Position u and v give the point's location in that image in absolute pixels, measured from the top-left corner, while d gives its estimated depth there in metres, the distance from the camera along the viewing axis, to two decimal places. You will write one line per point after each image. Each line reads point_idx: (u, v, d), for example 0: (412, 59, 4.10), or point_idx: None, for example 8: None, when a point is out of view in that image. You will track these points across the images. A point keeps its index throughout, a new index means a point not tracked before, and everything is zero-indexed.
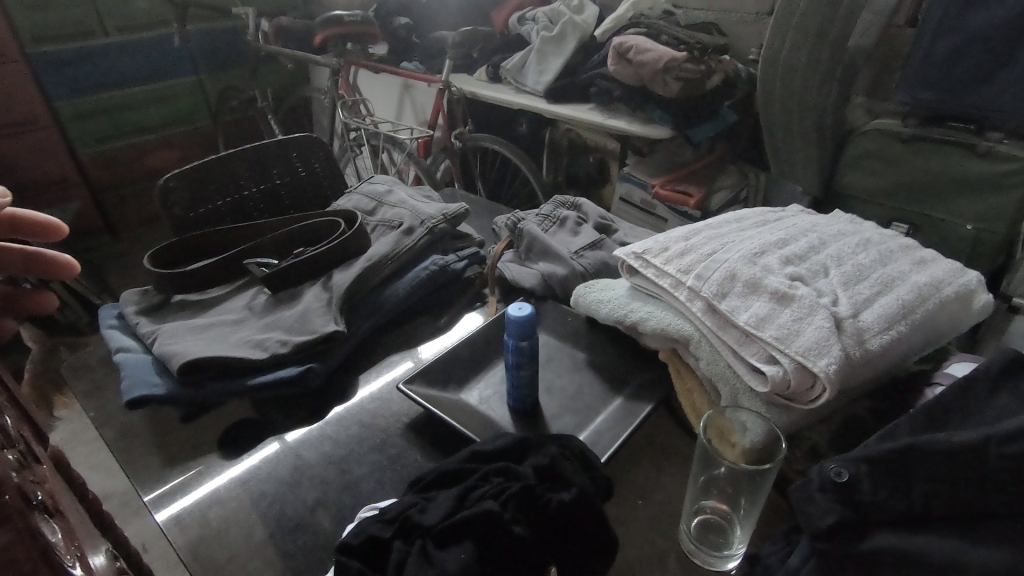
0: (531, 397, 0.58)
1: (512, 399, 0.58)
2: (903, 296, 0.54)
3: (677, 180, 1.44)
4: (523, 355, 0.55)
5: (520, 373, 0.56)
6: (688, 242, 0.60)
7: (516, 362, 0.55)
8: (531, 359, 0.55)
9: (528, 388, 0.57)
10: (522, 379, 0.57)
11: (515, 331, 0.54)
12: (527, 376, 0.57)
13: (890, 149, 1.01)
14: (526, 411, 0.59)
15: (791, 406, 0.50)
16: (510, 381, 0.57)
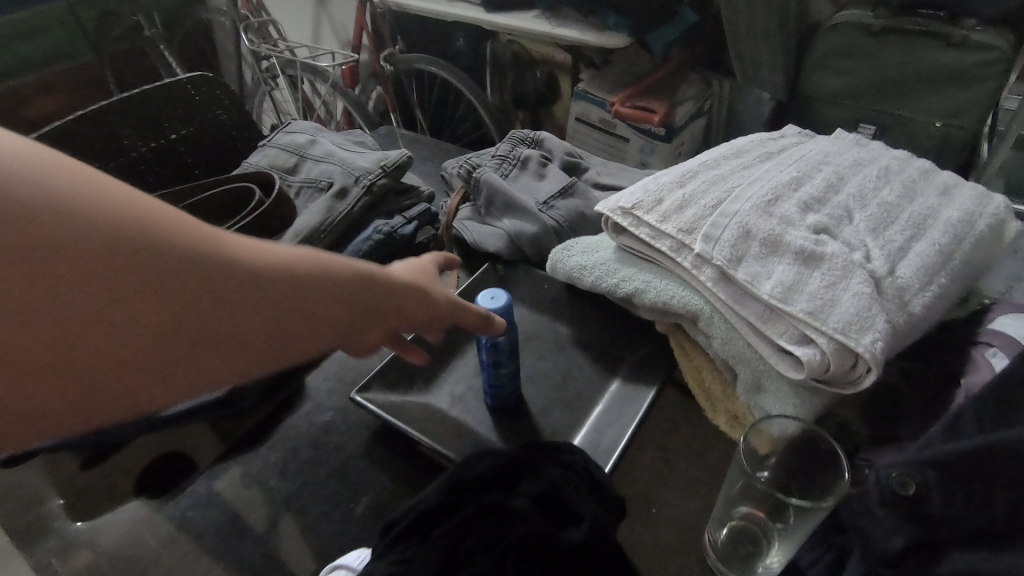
0: (513, 395, 0.49)
1: (489, 399, 0.49)
2: (939, 240, 0.46)
3: (638, 94, 1.30)
4: (497, 353, 0.45)
5: (496, 372, 0.47)
6: (686, 191, 0.49)
7: (490, 360, 0.46)
8: (507, 356, 0.46)
9: (509, 386, 0.48)
10: (500, 379, 0.47)
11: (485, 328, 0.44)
12: (504, 375, 0.47)
13: (860, 44, 0.96)
14: (509, 410, 0.50)
15: (825, 389, 0.42)
16: (484, 380, 0.48)
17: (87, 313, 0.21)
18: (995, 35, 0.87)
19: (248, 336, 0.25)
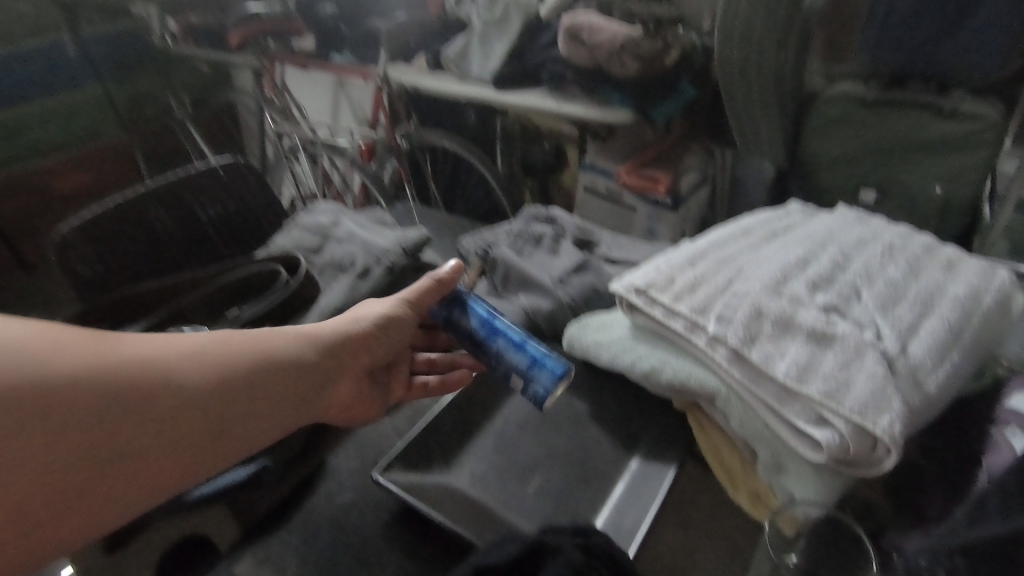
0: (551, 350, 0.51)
1: (537, 356, 0.49)
2: (948, 317, 0.47)
3: (642, 165, 1.35)
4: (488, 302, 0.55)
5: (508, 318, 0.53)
6: (696, 271, 0.51)
7: (490, 308, 0.54)
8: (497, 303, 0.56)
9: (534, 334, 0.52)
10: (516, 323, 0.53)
11: (459, 286, 0.56)
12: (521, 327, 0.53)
13: (855, 114, 1.07)
14: (563, 366, 0.49)
15: (846, 470, 0.42)
16: (511, 334, 0.51)
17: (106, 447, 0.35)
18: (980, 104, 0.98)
19: (225, 418, 0.41)
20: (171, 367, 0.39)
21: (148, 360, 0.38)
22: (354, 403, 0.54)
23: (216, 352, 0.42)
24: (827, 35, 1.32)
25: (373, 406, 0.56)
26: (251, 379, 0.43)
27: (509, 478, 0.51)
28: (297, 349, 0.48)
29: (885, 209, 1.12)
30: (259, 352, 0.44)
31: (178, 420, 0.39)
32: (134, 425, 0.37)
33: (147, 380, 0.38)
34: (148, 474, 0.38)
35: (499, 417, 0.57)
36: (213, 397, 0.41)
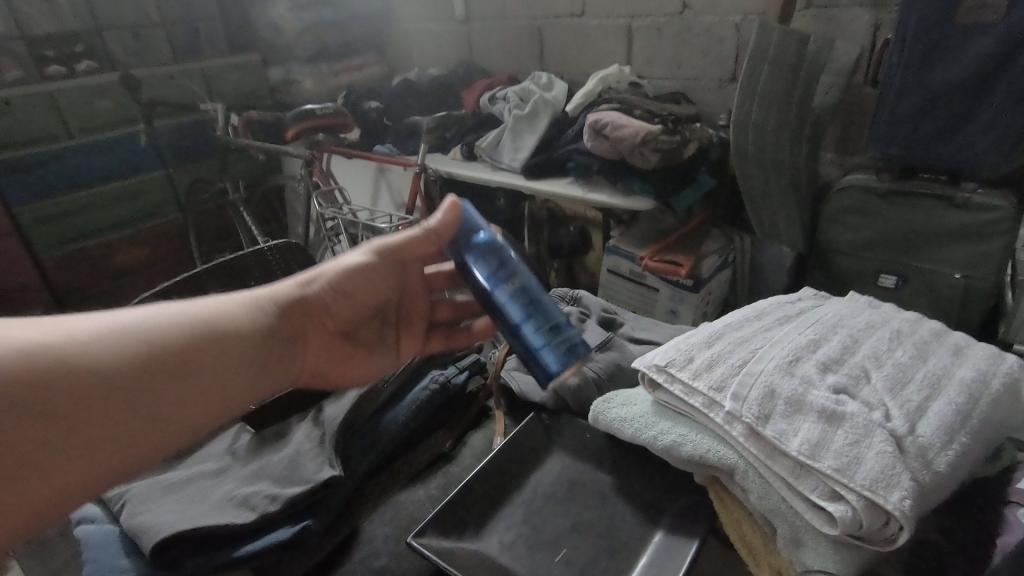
0: (557, 329, 0.51)
1: (536, 344, 0.51)
2: (955, 400, 0.50)
3: (664, 249, 1.41)
4: (491, 254, 0.51)
5: (509, 287, 0.51)
6: (713, 351, 0.55)
7: (492, 267, 0.51)
8: (505, 250, 0.52)
9: (539, 306, 0.51)
10: (518, 292, 0.51)
11: (459, 229, 0.52)
12: (527, 292, 0.51)
13: (869, 203, 1.14)
14: (565, 353, 0.51)
15: (862, 545, 0.44)
16: (511, 314, 0.51)
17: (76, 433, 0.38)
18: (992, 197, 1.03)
19: (167, 393, 0.42)
20: (119, 340, 0.41)
21: (68, 344, 0.38)
22: (326, 363, 0.56)
23: (139, 324, 0.42)
24: (839, 130, 1.40)
25: (361, 369, 0.60)
26: (209, 340, 0.45)
27: (536, 547, 0.54)
28: (237, 315, 0.48)
29: (907, 294, 1.15)
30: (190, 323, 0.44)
31: (115, 405, 0.40)
32: (66, 419, 0.38)
33: (73, 365, 0.38)
34: (98, 465, 0.39)
35: (528, 488, 0.60)
36: (148, 376, 0.41)
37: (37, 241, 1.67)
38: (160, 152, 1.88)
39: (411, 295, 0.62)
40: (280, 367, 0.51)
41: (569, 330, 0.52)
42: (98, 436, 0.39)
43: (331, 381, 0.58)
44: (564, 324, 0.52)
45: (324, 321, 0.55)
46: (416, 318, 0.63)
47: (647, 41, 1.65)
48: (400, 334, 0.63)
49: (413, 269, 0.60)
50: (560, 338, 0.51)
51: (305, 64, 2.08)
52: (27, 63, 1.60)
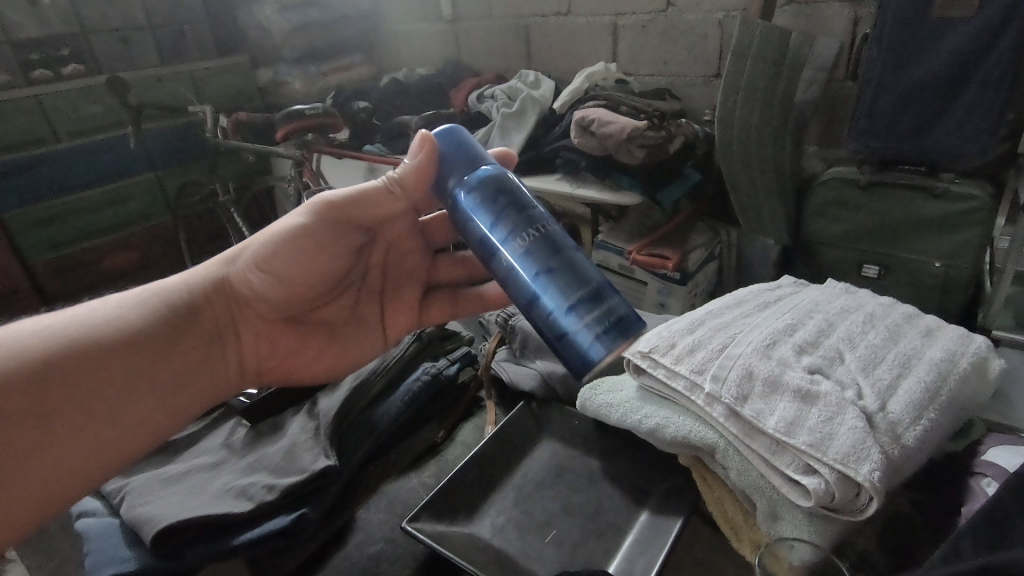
0: (586, 298, 0.45)
1: (558, 315, 0.45)
2: (924, 378, 0.52)
3: (652, 244, 1.44)
4: (491, 197, 0.47)
5: (519, 239, 0.46)
6: (695, 337, 0.57)
7: (496, 213, 0.46)
8: (510, 194, 0.47)
9: (559, 266, 0.45)
10: (530, 247, 0.45)
11: (440, 172, 0.50)
12: (544, 248, 0.46)
13: (850, 195, 1.16)
14: (598, 330, 0.44)
15: (835, 517, 0.46)
16: (525, 273, 0.46)
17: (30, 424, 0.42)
18: (970, 186, 1.05)
19: (110, 388, 0.46)
20: (43, 345, 0.44)
21: (14, 355, 0.43)
22: (273, 357, 0.60)
23: (75, 328, 0.46)
24: (821, 124, 1.42)
25: (324, 358, 0.63)
26: (135, 331, 0.49)
27: (527, 530, 0.55)
28: (159, 308, 0.51)
29: (889, 283, 1.18)
30: (124, 323, 0.48)
31: (75, 407, 0.44)
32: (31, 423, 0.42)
33: (25, 373, 0.43)
34: (77, 464, 0.44)
35: (519, 474, 0.62)
36: (98, 375, 0.46)
37: (26, 246, 1.64)
38: (149, 155, 1.88)
39: (399, 254, 0.66)
40: (214, 348, 0.54)
41: (604, 300, 0.45)
42: (63, 442, 0.44)
43: (287, 373, 0.62)
44: (596, 289, 0.45)
45: (258, 314, 0.58)
46: (407, 282, 0.67)
47: (632, 39, 1.67)
48: (383, 310, 0.66)
49: (403, 230, 0.64)
50: (590, 311, 0.44)
51: (294, 66, 2.09)
52: (15, 69, 1.59)
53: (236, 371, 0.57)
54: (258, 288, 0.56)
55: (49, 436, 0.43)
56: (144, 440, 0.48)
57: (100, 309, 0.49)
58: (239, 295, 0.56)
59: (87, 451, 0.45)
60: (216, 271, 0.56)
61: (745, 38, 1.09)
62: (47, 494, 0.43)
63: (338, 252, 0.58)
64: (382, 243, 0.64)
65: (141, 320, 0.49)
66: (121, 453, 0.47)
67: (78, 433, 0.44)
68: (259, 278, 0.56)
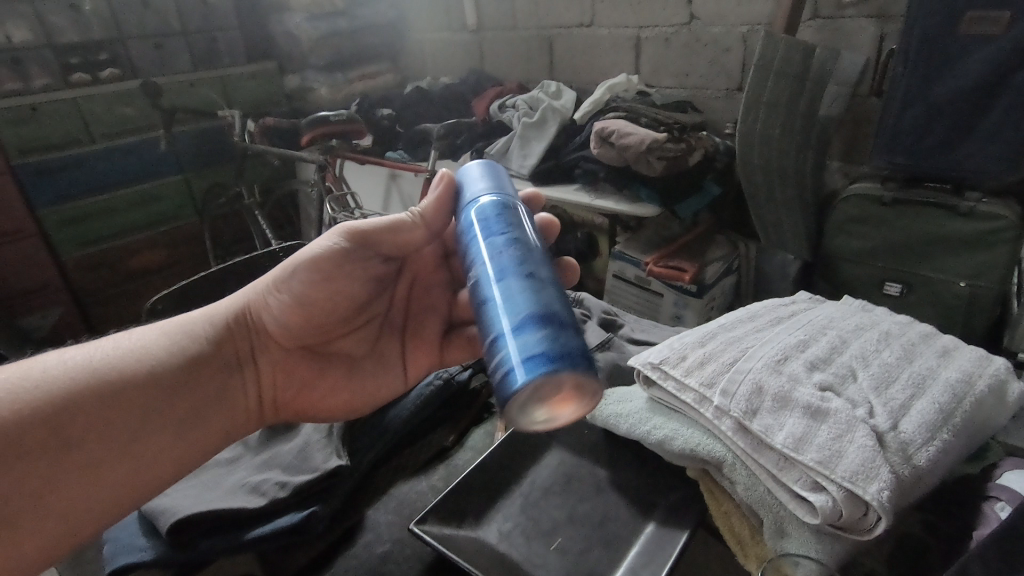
0: (536, 317, 0.38)
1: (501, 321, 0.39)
2: (939, 399, 0.51)
3: (669, 256, 1.43)
4: (487, 214, 0.47)
5: (493, 251, 0.44)
6: (706, 349, 0.57)
7: (483, 228, 0.46)
8: (508, 216, 0.47)
9: (521, 281, 0.41)
10: (503, 254, 0.43)
11: (457, 198, 0.53)
12: (520, 258, 0.43)
13: (873, 212, 1.15)
14: (534, 350, 0.36)
15: (843, 535, 0.46)
16: (484, 285, 0.42)
17: (59, 463, 0.43)
18: (997, 206, 1.03)
19: (135, 425, 0.47)
20: (69, 385, 0.45)
21: (44, 383, 0.44)
22: (288, 390, 0.60)
23: (104, 359, 0.48)
24: (844, 140, 1.41)
25: (336, 394, 0.63)
26: (157, 370, 0.49)
27: (533, 536, 0.56)
28: (178, 346, 0.52)
29: (911, 302, 1.16)
30: (151, 355, 0.50)
31: (94, 441, 0.45)
32: (51, 453, 0.43)
33: (51, 402, 0.44)
34: (94, 498, 0.44)
35: (527, 480, 0.62)
36: (119, 407, 0.46)
37: (58, 242, 1.72)
38: (179, 157, 1.94)
39: (421, 292, 0.70)
40: (233, 382, 0.55)
41: (557, 325, 0.37)
42: (92, 480, 0.44)
43: (301, 410, 0.62)
44: (555, 314, 0.38)
45: (278, 345, 0.60)
46: (428, 315, 0.69)
47: (655, 51, 1.68)
48: (404, 346, 0.68)
49: (429, 267, 0.70)
50: (534, 325, 0.37)
51: (320, 73, 2.13)
52: (54, 70, 1.65)
53: (253, 407, 0.57)
54: (277, 315, 0.59)
55: (78, 472, 0.44)
56: (169, 473, 0.48)
57: (131, 340, 0.51)
58: (259, 324, 0.59)
59: (98, 488, 0.44)
60: (239, 302, 0.59)
61: (768, 52, 1.09)
62: (60, 529, 0.43)
63: (357, 280, 0.61)
64: (406, 278, 0.69)
65: (167, 352, 0.51)
66: (131, 494, 0.46)
67: (93, 467, 0.44)
68: (278, 303, 0.58)
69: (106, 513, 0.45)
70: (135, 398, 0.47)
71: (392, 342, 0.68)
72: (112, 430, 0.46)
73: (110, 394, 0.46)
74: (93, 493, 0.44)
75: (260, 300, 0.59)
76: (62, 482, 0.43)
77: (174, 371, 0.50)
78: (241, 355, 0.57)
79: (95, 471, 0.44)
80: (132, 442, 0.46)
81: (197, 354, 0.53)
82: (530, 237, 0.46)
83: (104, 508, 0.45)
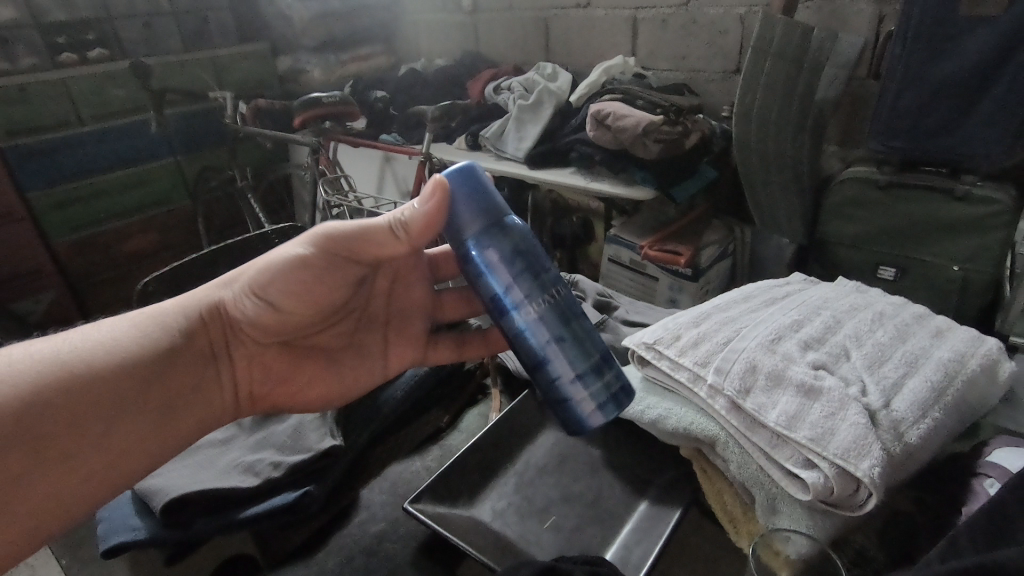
0: (590, 369, 0.49)
1: (563, 384, 0.49)
2: (930, 378, 0.52)
3: (664, 239, 1.43)
4: (508, 259, 0.47)
5: (533, 308, 0.48)
6: (701, 329, 0.57)
7: (511, 276, 0.47)
8: (525, 255, 0.48)
9: (569, 338, 0.49)
10: (547, 316, 0.48)
11: (450, 216, 0.48)
12: (563, 319, 0.49)
13: (869, 196, 1.15)
14: (601, 401, 0.49)
15: (834, 512, 0.47)
16: (535, 342, 0.48)
17: (29, 461, 0.42)
18: (992, 190, 1.03)
19: (106, 420, 0.45)
20: (35, 380, 0.43)
21: (9, 377, 0.42)
22: (266, 384, 0.59)
23: (72, 352, 0.46)
24: (841, 123, 1.40)
25: (315, 387, 0.61)
26: (130, 363, 0.47)
27: (527, 515, 0.56)
28: (153, 336, 0.50)
29: (906, 285, 1.16)
30: (121, 347, 0.48)
31: (65, 434, 0.44)
32: (21, 447, 0.41)
33: (19, 399, 0.42)
34: (63, 492, 0.44)
35: (521, 460, 0.62)
36: (90, 399, 0.45)
37: (49, 226, 1.69)
38: (170, 140, 1.92)
39: (402, 288, 0.67)
40: (209, 373, 0.53)
41: (605, 372, 0.50)
42: (63, 477, 0.44)
43: (276, 402, 0.60)
44: (599, 362, 0.50)
45: (251, 338, 0.56)
46: (413, 314, 0.67)
47: (651, 33, 1.66)
48: (384, 337, 0.66)
49: (409, 262, 0.66)
50: (600, 380, 0.49)
51: (313, 54, 2.12)
52: (41, 51, 1.61)
53: (230, 400, 0.55)
54: (250, 315, 0.55)
55: (46, 470, 0.43)
56: (141, 465, 0.48)
57: (100, 331, 0.48)
58: (232, 319, 0.55)
59: (77, 481, 0.44)
60: (213, 294, 0.56)
61: (766, 33, 1.07)
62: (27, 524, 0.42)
63: (336, 283, 0.57)
64: (386, 275, 0.65)
65: (139, 344, 0.49)
66: (104, 484, 0.46)
67: (73, 461, 0.44)
68: (253, 304, 0.55)
69: (80, 502, 0.45)
70: (106, 393, 0.46)
71: (374, 338, 0.65)
72: (83, 425, 0.44)
73: (79, 388, 0.45)
74: (62, 489, 0.44)
75: (233, 295, 0.55)
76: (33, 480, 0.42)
77: (148, 361, 0.49)
78: (219, 347, 0.55)
79: (66, 468, 0.44)
80: (102, 438, 0.45)
81: (174, 344, 0.51)
82: (549, 271, 0.49)
83: (78, 497, 0.45)
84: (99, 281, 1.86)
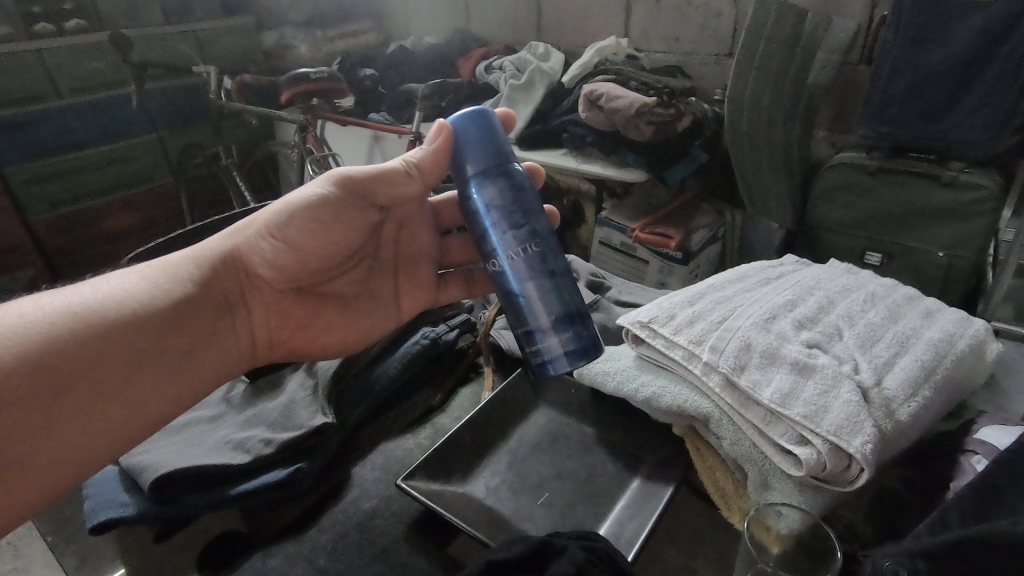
0: (563, 318, 0.48)
1: (534, 331, 0.48)
2: (922, 356, 0.52)
3: (655, 223, 1.43)
4: (499, 202, 0.47)
5: (514, 250, 0.48)
6: (695, 308, 0.57)
7: (498, 218, 0.48)
8: (520, 202, 0.48)
9: (547, 283, 0.48)
10: (524, 260, 0.48)
11: (456, 157, 0.49)
12: (536, 269, 0.48)
13: (859, 181, 1.15)
14: (566, 352, 0.48)
15: (827, 487, 0.47)
16: (514, 284, 0.48)
17: (46, 415, 0.41)
18: (978, 177, 1.04)
19: (121, 372, 0.45)
20: (49, 333, 0.42)
21: (23, 331, 0.42)
22: (284, 330, 0.58)
23: (84, 304, 0.45)
24: (831, 109, 1.41)
25: (332, 333, 0.61)
26: (143, 316, 0.47)
27: (521, 492, 0.56)
28: (166, 290, 0.49)
29: (892, 269, 1.18)
30: (134, 296, 0.47)
31: (82, 384, 0.43)
32: (37, 398, 0.41)
33: (35, 353, 0.41)
34: (80, 447, 0.43)
35: (514, 438, 0.62)
36: (104, 350, 0.44)
37: (27, 203, 1.64)
38: (152, 116, 1.88)
39: (408, 234, 0.66)
40: (220, 327, 0.52)
41: (578, 325, 0.49)
42: (80, 432, 0.43)
43: (296, 348, 0.60)
44: (574, 313, 0.49)
45: (266, 285, 0.56)
46: (421, 261, 0.66)
47: (646, 13, 1.65)
48: (396, 283, 0.66)
49: (417, 211, 0.65)
50: (567, 330, 0.48)
51: (300, 29, 2.12)
52: (16, 20, 1.54)
53: (245, 347, 0.55)
54: (269, 258, 0.55)
55: (65, 424, 0.42)
56: (156, 418, 0.47)
57: (109, 285, 0.48)
58: (248, 266, 0.55)
59: (96, 437, 0.44)
60: (226, 244, 0.55)
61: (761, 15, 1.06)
62: (46, 479, 0.41)
63: (353, 229, 0.58)
64: (393, 222, 0.64)
65: (152, 295, 0.48)
66: (127, 434, 0.45)
67: (91, 416, 0.43)
68: (271, 247, 0.54)
69: (101, 453, 0.44)
70: (120, 345, 0.45)
71: (390, 281, 0.66)
72: (101, 377, 0.44)
73: (92, 340, 0.44)
74: (84, 443, 0.43)
75: (251, 241, 0.55)
76: (51, 434, 0.41)
77: (160, 313, 0.48)
78: (231, 290, 0.54)
79: (87, 420, 0.43)
80: (121, 388, 0.45)
81: (186, 297, 0.50)
82: (542, 222, 0.49)
83: (99, 447, 0.44)
84: (78, 259, 1.81)
